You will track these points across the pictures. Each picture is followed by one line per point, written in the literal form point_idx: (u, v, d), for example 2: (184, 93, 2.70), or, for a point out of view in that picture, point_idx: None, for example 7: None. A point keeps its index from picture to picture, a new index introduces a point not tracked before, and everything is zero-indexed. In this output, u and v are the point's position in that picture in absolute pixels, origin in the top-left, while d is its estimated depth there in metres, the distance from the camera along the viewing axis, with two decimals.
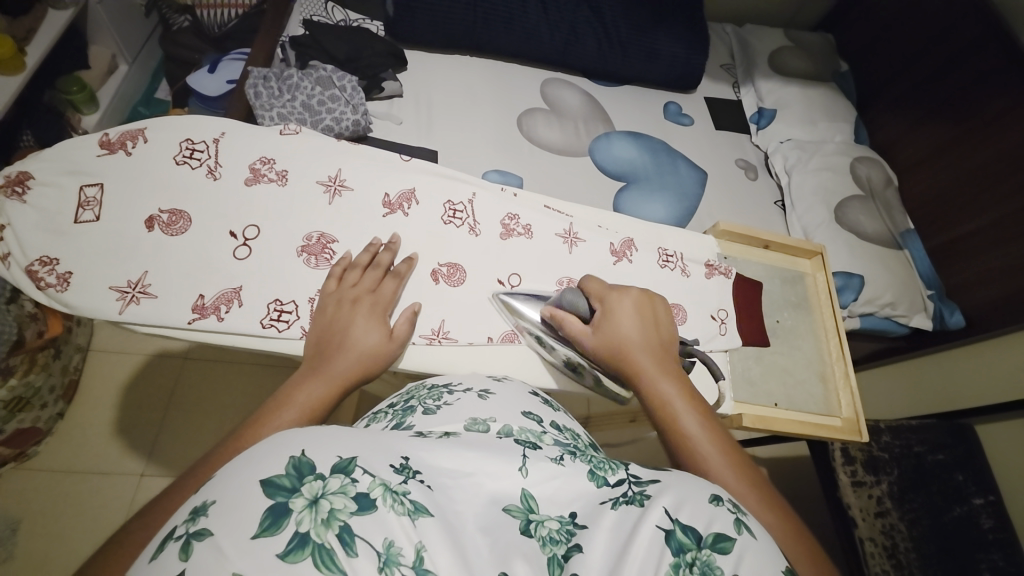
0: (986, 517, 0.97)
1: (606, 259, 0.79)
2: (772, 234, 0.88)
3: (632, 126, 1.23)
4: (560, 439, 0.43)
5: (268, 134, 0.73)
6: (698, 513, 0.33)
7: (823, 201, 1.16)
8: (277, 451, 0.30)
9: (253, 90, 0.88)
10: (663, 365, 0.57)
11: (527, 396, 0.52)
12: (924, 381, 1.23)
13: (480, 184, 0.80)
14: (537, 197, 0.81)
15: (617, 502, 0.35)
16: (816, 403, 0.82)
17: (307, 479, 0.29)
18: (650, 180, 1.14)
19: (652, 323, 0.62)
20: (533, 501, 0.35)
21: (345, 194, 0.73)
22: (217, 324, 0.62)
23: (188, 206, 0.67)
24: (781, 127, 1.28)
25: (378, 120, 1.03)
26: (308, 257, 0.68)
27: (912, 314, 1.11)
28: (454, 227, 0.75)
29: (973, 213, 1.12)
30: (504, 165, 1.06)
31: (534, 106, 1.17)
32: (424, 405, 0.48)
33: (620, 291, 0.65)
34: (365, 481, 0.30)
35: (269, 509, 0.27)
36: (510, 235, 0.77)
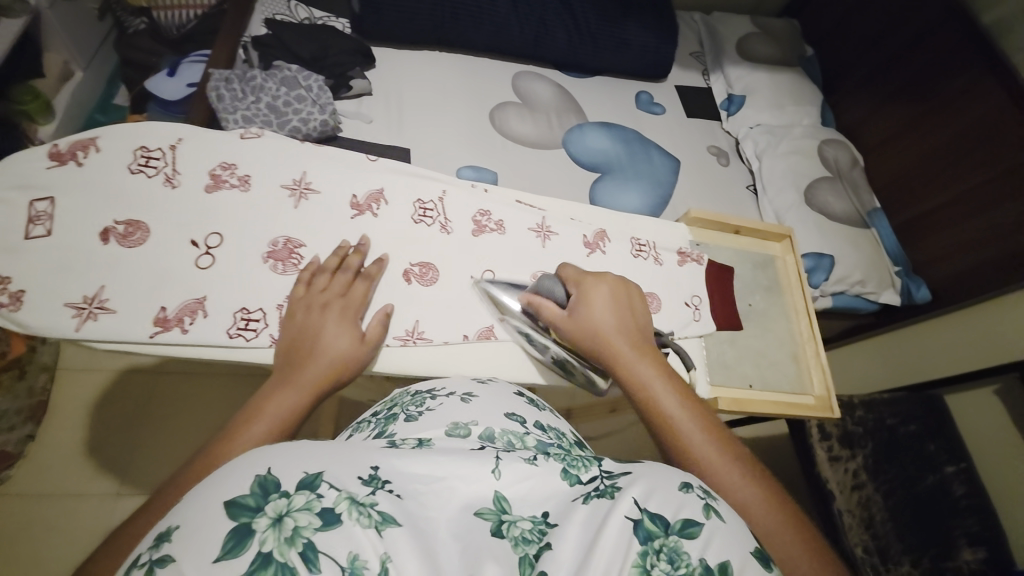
0: (958, 484, 1.01)
1: (579, 251, 0.79)
2: (741, 220, 0.90)
3: (605, 117, 1.23)
4: (543, 439, 0.44)
5: (228, 138, 0.71)
6: (666, 501, 0.33)
7: (792, 183, 1.19)
8: (244, 471, 0.30)
9: (215, 93, 0.85)
10: (643, 351, 0.58)
11: (510, 396, 0.53)
12: (894, 355, 1.27)
13: (450, 181, 0.79)
14: (509, 193, 0.81)
15: (589, 497, 0.35)
16: (790, 382, 0.85)
17: (272, 497, 0.28)
18: (624, 170, 1.15)
19: (628, 309, 0.63)
20: (506, 502, 0.34)
21: (311, 197, 0.71)
22: (182, 336, 0.61)
23: (147, 216, 0.65)
24: (751, 113, 1.30)
25: (348, 119, 1.01)
26: (274, 263, 0.66)
27: (881, 291, 1.13)
28: (425, 225, 0.74)
29: (937, 190, 1.16)
30: (478, 160, 1.05)
31: (507, 100, 1.17)
32: (405, 413, 0.48)
33: (596, 278, 0.65)
34: (331, 496, 0.30)
35: (232, 532, 0.27)
36: (482, 231, 0.77)
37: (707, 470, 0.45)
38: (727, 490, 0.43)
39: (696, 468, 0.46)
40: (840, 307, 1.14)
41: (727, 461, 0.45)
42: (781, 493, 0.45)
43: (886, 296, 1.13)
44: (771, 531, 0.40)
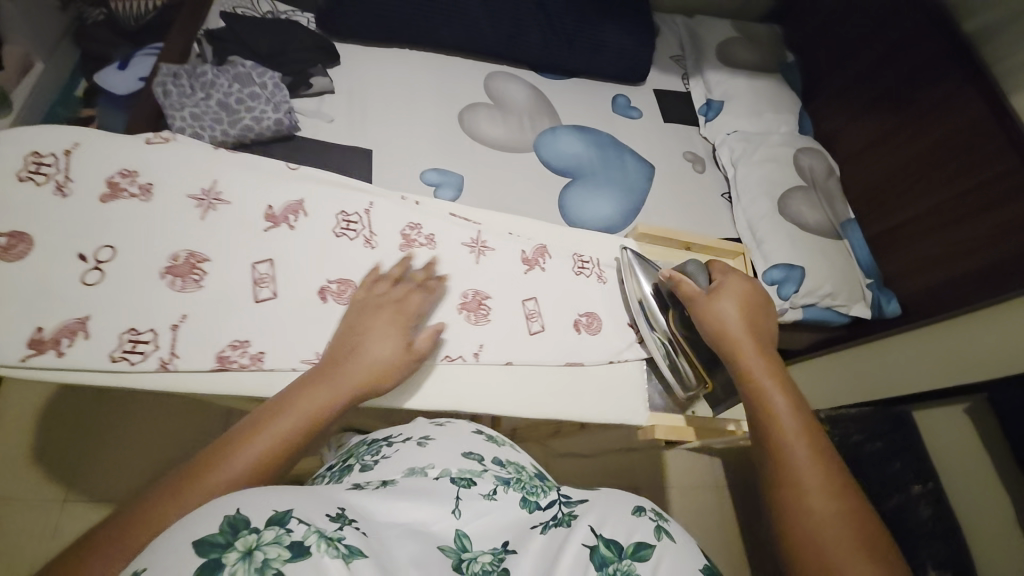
0: (923, 504, 0.99)
1: (516, 268, 0.77)
2: (692, 236, 0.89)
3: (579, 121, 1.20)
4: (500, 474, 0.49)
5: (131, 142, 0.66)
6: (619, 529, 0.42)
7: (767, 192, 1.17)
8: (211, 515, 0.33)
9: (161, 88, 0.82)
10: (764, 351, 0.64)
11: (471, 435, 0.56)
12: (856, 370, 1.25)
13: (378, 193, 0.76)
14: (442, 205, 0.79)
15: (546, 526, 0.44)
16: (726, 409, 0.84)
17: (242, 534, 0.32)
18: (595, 176, 1.12)
19: (752, 312, 0.69)
20: (466, 540, 0.42)
21: (221, 208, 0.67)
22: (58, 360, 0.56)
23: (32, 228, 0.59)
24: (728, 119, 1.28)
25: (308, 118, 0.96)
26: (173, 279, 0.62)
27: (851, 304, 1.12)
28: (346, 239, 0.71)
29: (912, 201, 1.14)
30: (443, 164, 1.02)
31: (477, 101, 1.13)
32: (361, 462, 0.52)
33: (740, 277, 0.72)
34: (300, 531, 0.34)
35: (201, 567, 0.30)
36: (410, 246, 0.74)
37: (797, 472, 0.51)
38: (810, 491, 0.49)
39: (788, 467, 0.52)
40: (810, 320, 1.12)
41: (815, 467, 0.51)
42: (863, 503, 0.49)
43: (856, 310, 1.12)
44: (834, 530, 0.46)
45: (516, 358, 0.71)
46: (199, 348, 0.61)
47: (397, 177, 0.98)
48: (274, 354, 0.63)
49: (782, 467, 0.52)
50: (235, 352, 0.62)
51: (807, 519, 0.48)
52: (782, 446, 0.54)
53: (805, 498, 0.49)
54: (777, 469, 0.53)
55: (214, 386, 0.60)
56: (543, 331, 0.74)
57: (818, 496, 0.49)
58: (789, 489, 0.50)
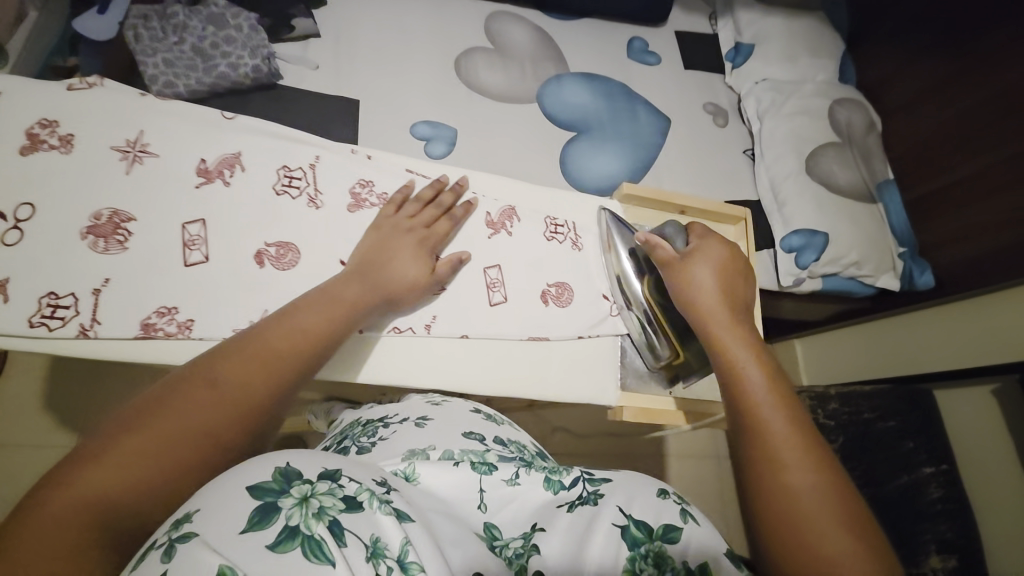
0: (934, 486, 0.93)
1: (479, 233, 0.71)
2: (687, 199, 0.79)
3: (589, 68, 1.09)
4: (504, 454, 0.49)
5: (53, 90, 0.62)
6: (648, 509, 0.44)
7: (794, 149, 1.05)
8: (261, 463, 0.33)
9: (132, 32, 0.77)
10: (736, 316, 0.57)
11: (469, 414, 0.57)
12: (879, 345, 1.18)
13: (325, 145, 0.69)
14: (396, 159, 0.71)
15: (573, 505, 0.45)
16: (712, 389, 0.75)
17: (297, 482, 0.32)
18: (603, 130, 1.03)
19: (730, 275, 0.62)
20: (496, 529, 0.43)
21: (146, 162, 0.63)
22: None
23: None
24: (758, 65, 1.14)
25: (291, 64, 0.90)
26: (94, 240, 0.58)
27: (878, 275, 1.02)
28: (288, 198, 0.65)
29: (960, 161, 1.02)
30: (436, 115, 0.95)
31: (475, 45, 1.03)
32: (358, 445, 0.51)
33: (716, 241, 0.66)
34: (352, 487, 0.35)
35: (258, 507, 0.30)
36: (359, 206, 0.67)
37: (776, 444, 0.43)
38: (792, 466, 0.42)
39: (767, 440, 0.44)
40: (831, 291, 1.02)
41: (795, 438, 0.44)
42: (842, 478, 0.42)
43: (884, 280, 1.02)
44: (818, 508, 0.39)
45: (471, 332, 0.65)
46: (120, 311, 0.57)
47: (382, 129, 0.91)
48: (204, 321, 0.59)
49: (756, 442, 0.45)
50: (161, 319, 0.57)
51: (788, 500, 0.40)
52: (758, 418, 0.46)
53: (785, 475, 0.41)
54: (753, 444, 0.45)
55: (136, 354, 0.57)
56: (505, 302, 0.68)
57: (801, 471, 0.41)
58: (767, 466, 0.43)
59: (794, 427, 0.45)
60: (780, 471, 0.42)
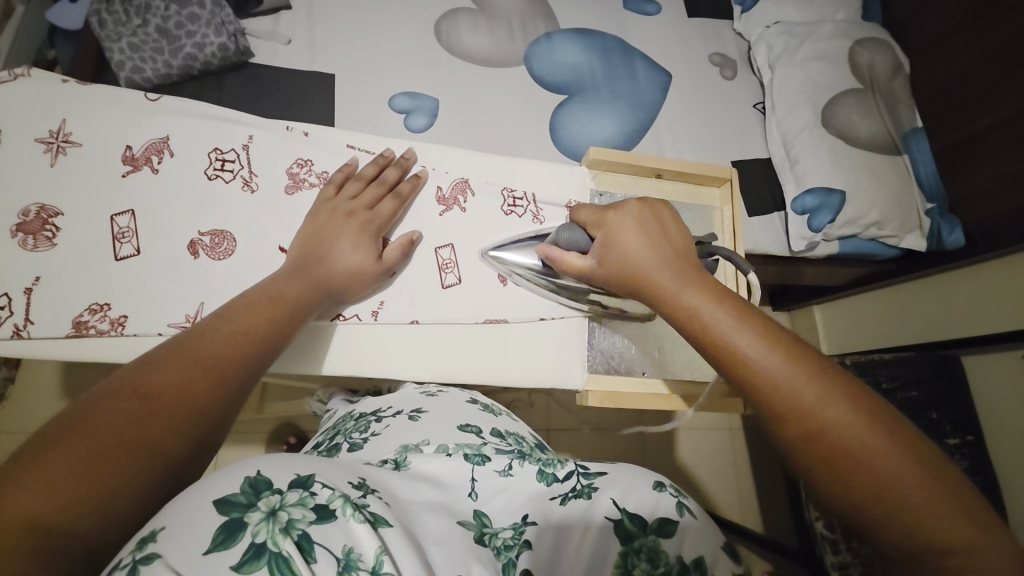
0: (959, 458, 0.88)
1: (430, 210, 0.68)
2: (661, 160, 0.72)
3: (582, 22, 1.01)
4: (502, 447, 0.47)
5: None
6: (643, 500, 0.42)
7: (809, 98, 0.95)
8: (231, 473, 0.30)
9: (96, 18, 0.76)
10: (692, 278, 0.47)
11: (465, 405, 0.55)
12: (909, 310, 1.10)
13: (259, 124, 0.66)
14: (337, 135, 0.68)
15: (566, 498, 0.42)
16: (698, 366, 0.70)
17: (264, 494, 0.29)
18: (596, 91, 0.95)
19: (660, 235, 0.52)
20: (486, 518, 0.40)
21: (70, 151, 0.61)
22: None
23: None
24: (770, 7, 1.04)
25: (262, 40, 0.87)
26: (24, 237, 0.57)
27: (902, 235, 0.93)
28: (221, 182, 0.63)
29: (997, 102, 0.92)
30: (417, 86, 0.90)
31: (458, 6, 0.97)
32: (350, 441, 0.49)
33: (617, 210, 0.56)
34: (325, 494, 0.30)
35: (223, 526, 0.27)
36: (298, 188, 0.65)
37: (859, 454, 0.33)
38: (883, 468, 0.32)
39: (844, 460, 0.33)
40: (849, 254, 0.95)
41: (837, 405, 0.35)
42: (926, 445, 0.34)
43: (909, 240, 0.93)
44: (902, 478, 0.32)
45: (422, 317, 0.63)
46: (52, 311, 0.56)
47: (359, 103, 0.87)
48: (138, 318, 0.57)
49: (804, 441, 0.35)
50: (94, 317, 0.56)
51: (869, 488, 0.32)
52: (788, 401, 0.36)
53: (871, 476, 0.32)
54: (789, 434, 0.35)
55: (72, 353, 0.56)
56: (460, 284, 0.66)
57: (859, 437, 0.33)
58: (835, 471, 0.33)
59: (820, 385, 0.36)
60: (838, 458, 0.33)
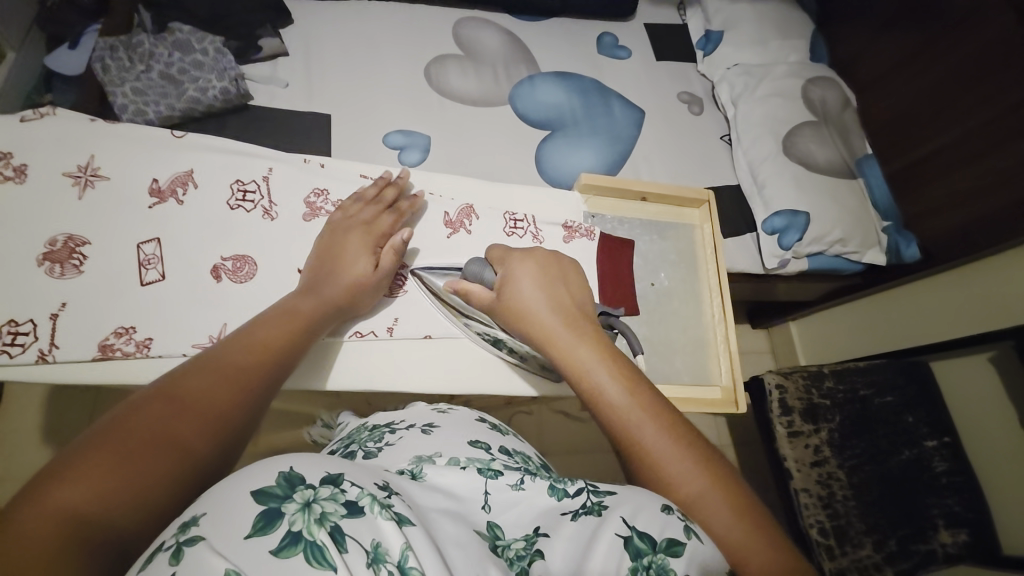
0: (939, 459, 0.94)
1: (439, 233, 0.71)
2: (646, 183, 0.78)
3: (560, 65, 1.10)
4: (508, 463, 0.45)
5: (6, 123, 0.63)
6: (653, 520, 0.38)
7: (771, 130, 1.04)
8: (266, 467, 0.30)
9: (99, 63, 0.80)
10: (579, 332, 0.52)
11: (473, 422, 0.56)
12: (877, 321, 1.18)
13: (278, 158, 0.70)
14: (349, 165, 0.72)
15: (577, 514, 0.40)
16: (688, 372, 0.73)
17: (299, 488, 0.29)
18: (577, 127, 1.03)
19: (559, 283, 0.57)
20: (498, 529, 0.39)
21: (98, 185, 0.63)
22: None
23: None
24: (729, 51, 1.15)
25: (261, 85, 0.91)
26: (50, 265, 0.58)
27: (864, 251, 1.01)
28: (243, 211, 0.65)
29: (935, 131, 1.03)
30: (409, 124, 0.95)
31: (446, 52, 1.04)
32: (365, 449, 0.50)
33: (526, 254, 0.60)
34: (354, 491, 0.31)
35: (262, 513, 0.28)
36: (315, 214, 0.67)
37: (698, 509, 0.40)
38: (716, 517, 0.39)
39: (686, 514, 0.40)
40: (818, 270, 1.01)
41: (681, 465, 0.41)
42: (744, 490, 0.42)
43: (870, 255, 1.01)
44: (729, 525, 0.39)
45: (435, 332, 0.66)
46: (64, 343, 0.55)
47: (356, 141, 0.91)
48: (162, 340, 0.57)
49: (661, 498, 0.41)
50: (120, 339, 0.57)
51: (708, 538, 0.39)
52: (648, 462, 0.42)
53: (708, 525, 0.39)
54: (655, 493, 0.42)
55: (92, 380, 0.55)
56: None
57: (696, 491, 0.40)
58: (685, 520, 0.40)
59: (669, 442, 0.43)
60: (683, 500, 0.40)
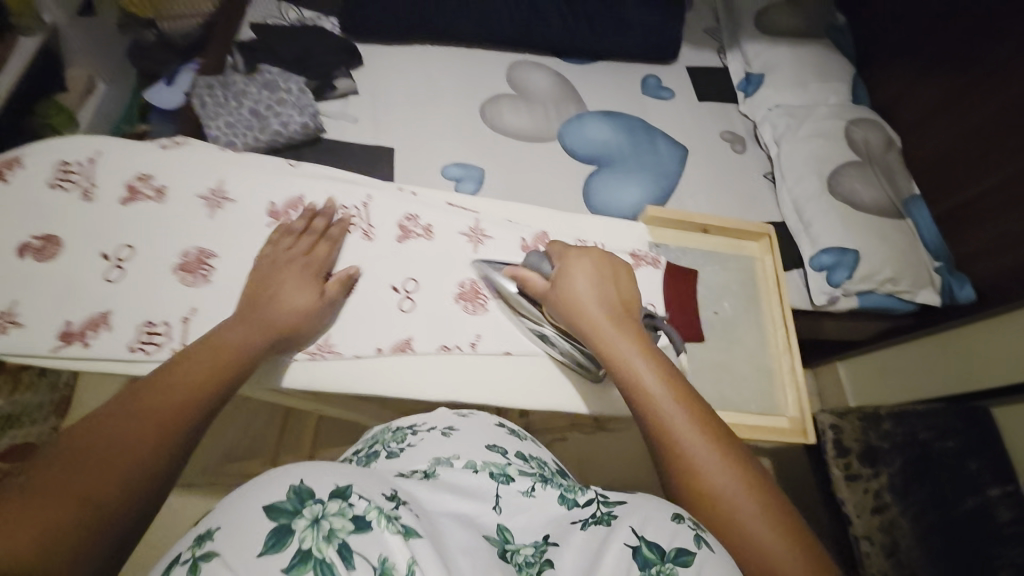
0: (1003, 509, 0.91)
1: (515, 256, 0.75)
2: (709, 216, 0.81)
3: (606, 105, 1.15)
4: (525, 469, 0.47)
5: (150, 150, 0.71)
6: (661, 531, 0.38)
7: (816, 169, 1.06)
8: (276, 483, 0.34)
9: (199, 100, 0.90)
10: (627, 331, 0.57)
11: (492, 427, 0.54)
12: (931, 363, 1.14)
13: (376, 186, 0.76)
14: (438, 195, 0.78)
15: (587, 522, 0.41)
16: (759, 401, 0.74)
17: (308, 503, 0.33)
18: (624, 163, 1.07)
19: (611, 281, 0.62)
20: (508, 533, 0.40)
21: (226, 206, 0.70)
22: (83, 351, 0.60)
23: (62, 231, 0.65)
24: (769, 93, 1.19)
25: (333, 120, 0.99)
26: (184, 275, 0.65)
27: (916, 290, 1.00)
28: (345, 232, 0.72)
29: (984, 173, 1.02)
30: (466, 157, 1.01)
31: (499, 92, 1.11)
32: (387, 450, 0.51)
33: (583, 250, 0.65)
34: (361, 505, 0.34)
35: (273, 531, 0.31)
36: (407, 237, 0.73)
37: (726, 506, 0.42)
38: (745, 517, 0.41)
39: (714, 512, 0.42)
40: (869, 308, 1.00)
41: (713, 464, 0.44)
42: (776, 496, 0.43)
43: (924, 296, 1.00)
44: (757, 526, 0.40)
45: (514, 349, 0.69)
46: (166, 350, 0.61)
47: (418, 172, 0.98)
48: None
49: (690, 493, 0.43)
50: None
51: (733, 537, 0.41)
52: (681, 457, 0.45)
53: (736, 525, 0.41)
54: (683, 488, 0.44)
55: None
56: None
57: (725, 490, 0.42)
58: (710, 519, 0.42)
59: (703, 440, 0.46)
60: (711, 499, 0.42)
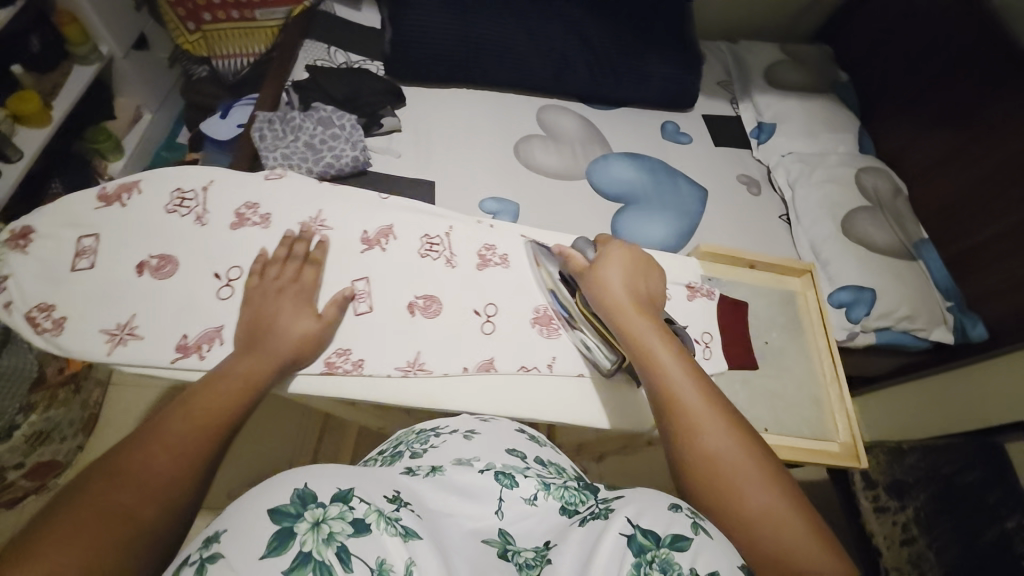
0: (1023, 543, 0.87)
1: None
2: (757, 252, 0.86)
3: (630, 148, 1.23)
4: (542, 473, 0.50)
5: (253, 180, 0.77)
6: (657, 519, 0.39)
7: (830, 213, 1.13)
8: (281, 489, 0.37)
9: (258, 133, 0.95)
10: (658, 328, 0.60)
11: (512, 433, 0.57)
12: (945, 400, 1.18)
13: (457, 218, 0.82)
14: (514, 227, 0.82)
15: (585, 519, 0.43)
16: (810, 427, 0.78)
17: (310, 506, 0.35)
18: (650, 202, 1.13)
19: (643, 279, 0.66)
20: (510, 536, 0.43)
21: (327, 232, 0.75)
22: (199, 362, 0.65)
23: (177, 251, 0.71)
24: (782, 141, 1.27)
25: (379, 154, 1.05)
26: None
27: (931, 328, 1.05)
28: (431, 259, 0.77)
29: (986, 221, 1.09)
30: (502, 192, 1.07)
31: (532, 133, 1.19)
32: (411, 450, 0.53)
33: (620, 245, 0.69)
34: (361, 509, 0.37)
35: (276, 533, 0.34)
36: (486, 265, 0.78)
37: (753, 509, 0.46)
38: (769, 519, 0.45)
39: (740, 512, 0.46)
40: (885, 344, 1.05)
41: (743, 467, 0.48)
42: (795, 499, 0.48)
43: (938, 333, 1.05)
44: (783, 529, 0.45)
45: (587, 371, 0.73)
46: None
47: (459, 205, 1.03)
48: (372, 362, 0.68)
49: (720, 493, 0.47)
50: (341, 358, 0.67)
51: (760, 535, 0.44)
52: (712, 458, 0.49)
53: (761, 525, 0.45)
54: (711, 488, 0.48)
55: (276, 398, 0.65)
56: None
57: (753, 492, 0.47)
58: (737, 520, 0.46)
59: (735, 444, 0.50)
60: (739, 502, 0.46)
